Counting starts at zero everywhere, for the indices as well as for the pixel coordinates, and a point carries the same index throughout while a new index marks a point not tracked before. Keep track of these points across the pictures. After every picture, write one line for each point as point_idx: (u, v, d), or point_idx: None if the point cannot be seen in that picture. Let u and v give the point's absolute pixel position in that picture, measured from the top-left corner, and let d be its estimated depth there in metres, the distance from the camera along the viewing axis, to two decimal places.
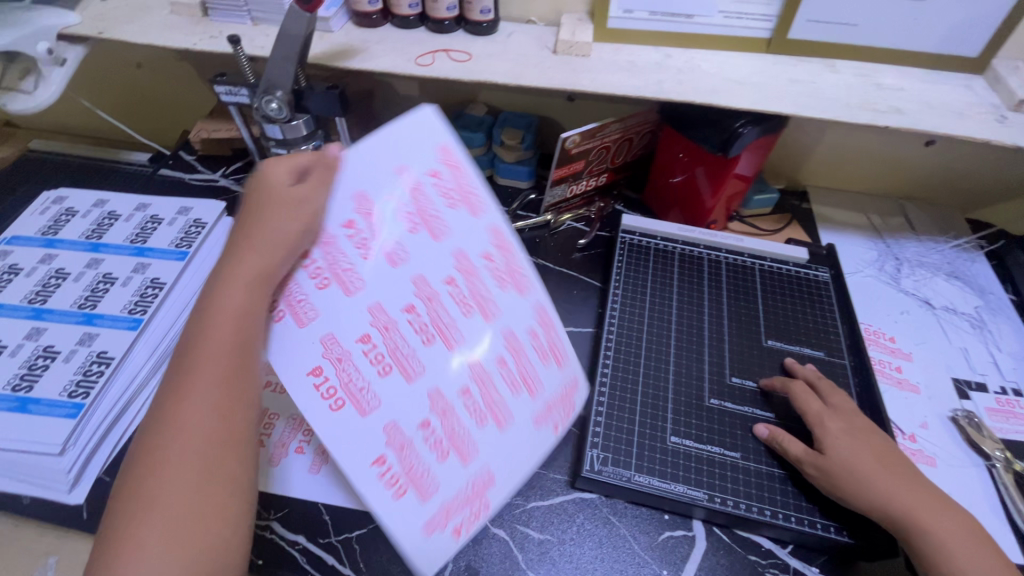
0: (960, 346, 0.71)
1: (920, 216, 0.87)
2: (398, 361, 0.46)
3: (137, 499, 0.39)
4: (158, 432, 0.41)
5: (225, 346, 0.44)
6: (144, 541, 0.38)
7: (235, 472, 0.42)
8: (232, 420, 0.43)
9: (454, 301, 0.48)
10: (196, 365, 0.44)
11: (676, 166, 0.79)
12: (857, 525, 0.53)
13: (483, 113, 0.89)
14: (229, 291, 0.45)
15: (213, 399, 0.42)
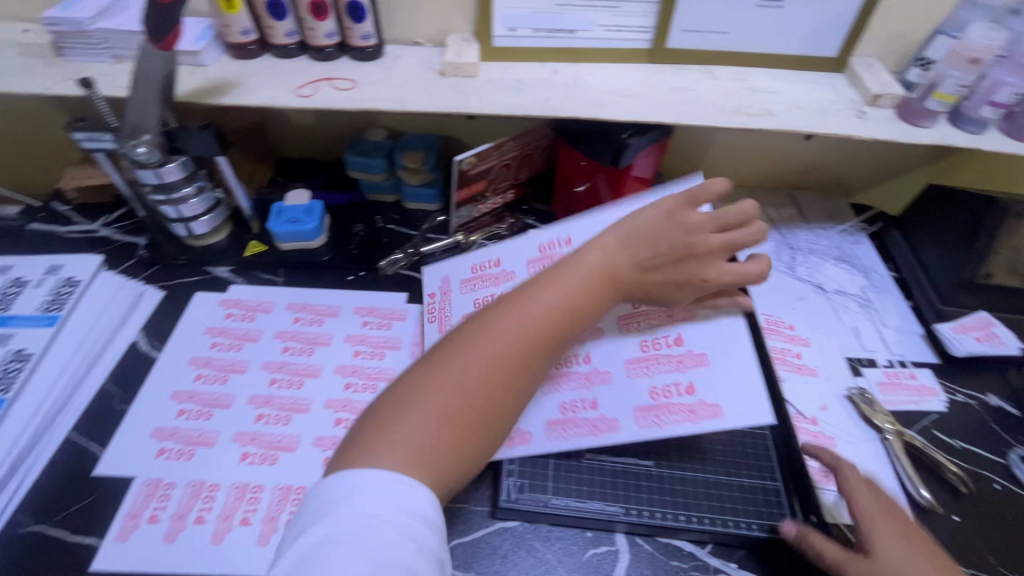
0: (850, 325, 0.76)
1: (810, 204, 0.93)
2: (564, 420, 0.58)
3: (395, 407, 0.44)
4: (446, 354, 0.47)
5: (564, 298, 0.51)
6: (396, 439, 0.42)
7: (495, 402, 0.46)
8: (525, 357, 0.48)
9: (590, 405, 0.59)
10: (514, 308, 0.49)
11: (577, 177, 0.80)
12: (764, 515, 0.55)
13: (383, 137, 0.87)
14: (591, 269, 0.54)
15: (544, 330, 0.49)
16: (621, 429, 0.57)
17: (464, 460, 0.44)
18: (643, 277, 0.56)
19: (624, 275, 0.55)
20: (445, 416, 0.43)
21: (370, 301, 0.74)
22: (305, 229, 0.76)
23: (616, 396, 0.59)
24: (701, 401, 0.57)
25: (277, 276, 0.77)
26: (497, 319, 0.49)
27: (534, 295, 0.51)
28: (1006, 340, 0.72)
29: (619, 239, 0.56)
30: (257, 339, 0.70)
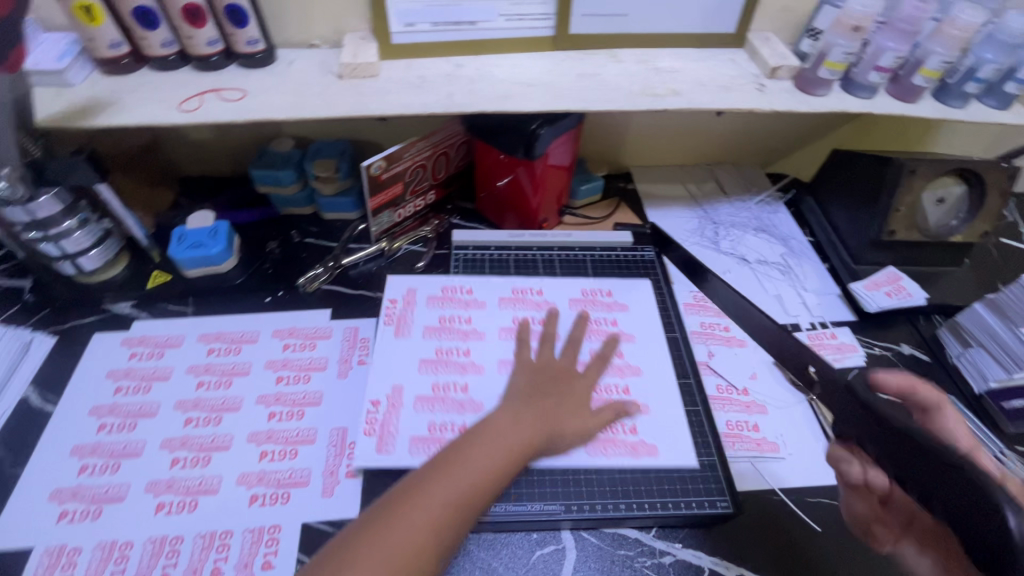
0: (774, 293, 0.79)
1: (729, 178, 0.96)
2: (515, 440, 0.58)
3: (334, 570, 0.41)
4: (389, 507, 0.45)
5: (504, 447, 0.51)
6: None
7: (430, 567, 0.44)
8: (467, 513, 0.47)
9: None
10: (454, 460, 0.49)
11: (496, 172, 0.78)
12: (701, 490, 0.56)
13: (291, 147, 0.82)
14: (524, 418, 0.54)
15: (478, 485, 0.48)
16: (573, 455, 0.57)
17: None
18: (555, 401, 0.57)
19: (549, 420, 0.55)
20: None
21: (290, 321, 0.70)
22: (210, 253, 0.71)
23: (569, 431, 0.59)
24: (642, 439, 0.59)
25: (187, 306, 0.71)
26: (437, 472, 0.48)
27: (471, 446, 0.51)
28: (913, 291, 0.75)
29: (548, 357, 0.62)
30: (167, 378, 0.64)
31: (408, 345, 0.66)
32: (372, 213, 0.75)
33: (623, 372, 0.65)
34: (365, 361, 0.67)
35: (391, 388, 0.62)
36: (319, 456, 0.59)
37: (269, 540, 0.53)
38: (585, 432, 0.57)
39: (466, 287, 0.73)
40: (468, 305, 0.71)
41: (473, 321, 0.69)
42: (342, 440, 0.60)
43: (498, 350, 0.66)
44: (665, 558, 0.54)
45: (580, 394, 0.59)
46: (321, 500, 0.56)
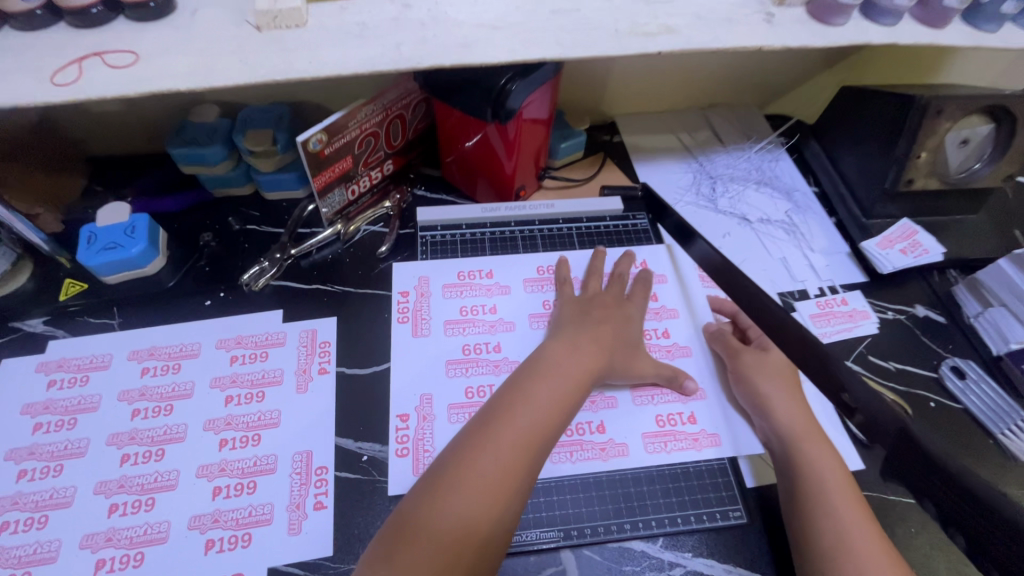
0: (779, 256, 0.71)
1: (724, 123, 0.86)
2: (570, 443, 0.54)
3: (409, 531, 0.43)
4: (456, 460, 0.46)
5: (559, 397, 0.50)
6: (419, 546, 0.42)
7: (504, 511, 0.44)
8: (531, 465, 0.47)
9: (598, 428, 0.55)
10: (513, 411, 0.49)
11: (462, 134, 0.67)
12: (710, 499, 0.52)
13: (216, 115, 0.69)
14: (580, 355, 0.54)
15: (536, 437, 0.48)
16: (630, 454, 0.54)
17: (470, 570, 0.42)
18: (609, 331, 0.57)
19: (607, 356, 0.55)
20: (458, 531, 0.43)
21: (236, 329, 0.61)
22: (130, 256, 0.60)
23: (623, 424, 0.55)
24: (704, 428, 0.56)
25: (113, 318, 0.61)
26: (495, 425, 0.48)
27: (530, 395, 0.50)
28: (929, 247, 0.68)
29: (590, 301, 0.61)
30: (96, 408, 0.55)
31: (431, 346, 0.60)
32: (319, 194, 0.64)
33: (672, 353, 0.61)
34: (326, 371, 0.59)
35: (420, 398, 0.57)
36: (282, 488, 0.52)
37: None
38: (634, 378, 0.56)
39: (483, 270, 0.66)
40: (489, 293, 0.65)
41: (499, 311, 0.63)
42: (307, 468, 0.53)
43: (530, 342, 0.61)
44: (674, 571, 0.49)
45: (634, 335, 0.59)
46: (287, 540, 0.49)
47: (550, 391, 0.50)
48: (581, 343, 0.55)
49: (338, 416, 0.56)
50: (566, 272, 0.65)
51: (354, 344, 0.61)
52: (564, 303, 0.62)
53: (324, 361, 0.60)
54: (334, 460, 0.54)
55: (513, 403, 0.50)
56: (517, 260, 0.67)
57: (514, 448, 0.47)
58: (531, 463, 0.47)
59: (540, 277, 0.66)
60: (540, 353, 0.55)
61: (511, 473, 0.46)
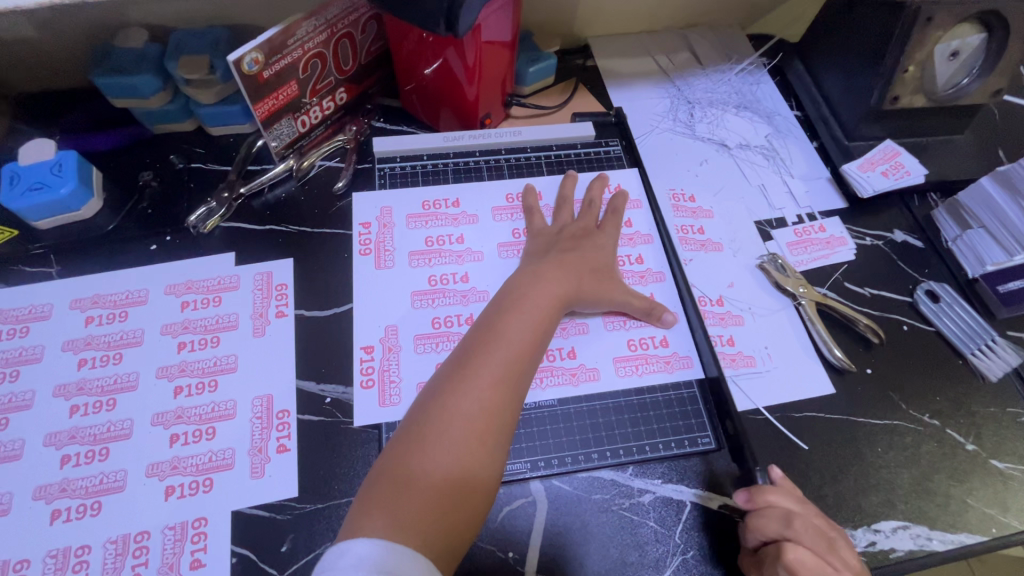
0: (758, 183, 0.69)
1: (704, 43, 0.80)
2: (540, 369, 0.53)
3: (394, 485, 0.40)
4: (438, 405, 0.43)
5: (533, 327, 0.48)
6: (401, 500, 0.39)
7: (492, 454, 0.42)
8: (515, 398, 0.45)
9: (568, 354, 0.54)
10: (490, 344, 0.46)
11: (420, 58, 0.61)
12: (676, 427, 0.52)
13: (146, 40, 0.62)
14: (546, 281, 0.51)
15: (516, 371, 0.45)
16: (601, 378, 0.53)
17: (470, 509, 0.40)
18: (577, 259, 0.55)
19: (575, 280, 0.53)
20: (453, 472, 0.40)
21: (185, 273, 0.58)
22: (59, 197, 0.56)
23: (594, 349, 0.54)
24: (676, 351, 0.55)
25: (51, 266, 0.57)
26: (469, 366, 0.45)
27: (504, 328, 0.47)
28: (912, 169, 0.66)
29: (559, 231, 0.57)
30: (39, 359, 0.52)
31: (395, 279, 0.58)
32: (264, 124, 0.58)
33: (646, 280, 0.59)
34: (285, 314, 0.56)
35: (384, 329, 0.55)
36: (242, 433, 0.50)
37: (195, 536, 0.46)
38: (605, 305, 0.54)
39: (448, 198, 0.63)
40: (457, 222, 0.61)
41: (467, 240, 0.60)
42: (268, 412, 0.51)
43: (499, 271, 0.58)
44: (644, 497, 0.49)
45: (606, 260, 0.56)
46: (250, 483, 0.48)
47: (525, 327, 0.48)
48: (550, 277, 0.52)
49: (299, 359, 0.54)
50: (534, 201, 0.62)
51: (314, 283, 0.58)
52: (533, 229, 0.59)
53: (282, 303, 0.57)
54: (295, 403, 0.52)
55: (486, 339, 0.47)
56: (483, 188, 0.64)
57: (495, 387, 0.44)
58: (513, 402, 0.44)
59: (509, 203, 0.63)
60: (510, 284, 0.52)
61: (494, 414, 0.43)
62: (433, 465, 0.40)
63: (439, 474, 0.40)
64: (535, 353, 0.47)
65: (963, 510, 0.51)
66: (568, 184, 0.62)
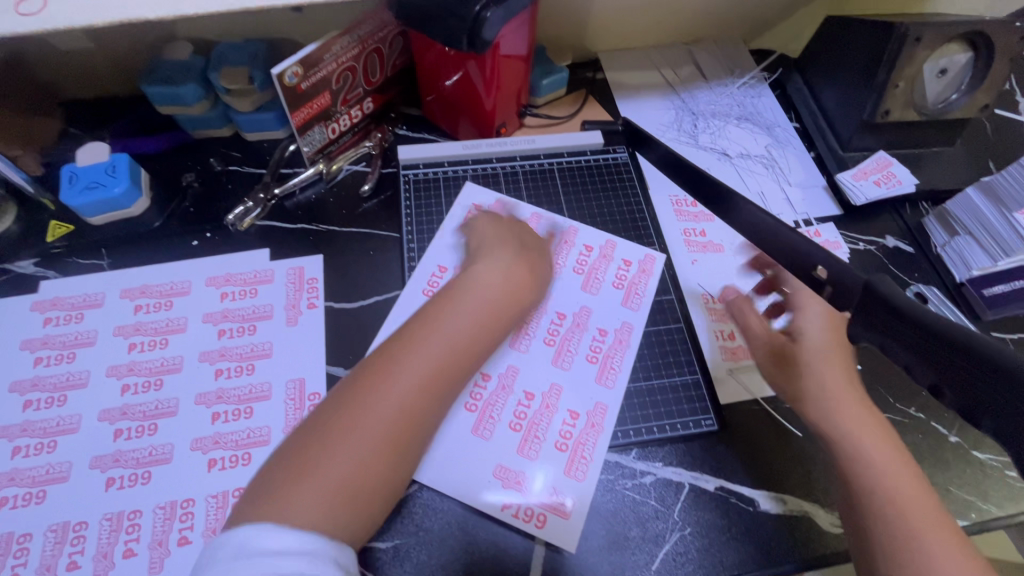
0: (757, 190, 0.73)
1: (707, 58, 0.85)
2: (563, 362, 0.57)
3: (294, 476, 0.39)
4: (350, 399, 0.43)
5: (462, 333, 0.48)
6: (302, 493, 0.38)
7: (393, 455, 0.42)
8: (432, 402, 0.45)
9: (606, 336, 0.60)
10: (414, 345, 0.46)
11: (442, 70, 0.66)
12: (680, 412, 0.56)
13: (190, 53, 0.67)
14: (492, 289, 0.52)
15: (437, 375, 0.45)
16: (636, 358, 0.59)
17: (375, 495, 0.41)
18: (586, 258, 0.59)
19: None
20: (361, 466, 0.40)
21: (225, 266, 0.62)
22: (114, 195, 0.61)
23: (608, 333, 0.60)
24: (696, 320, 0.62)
25: (103, 258, 0.62)
26: (384, 366, 0.44)
27: (435, 331, 0.47)
28: (903, 179, 0.70)
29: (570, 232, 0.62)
30: (92, 342, 0.57)
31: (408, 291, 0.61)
32: (299, 131, 0.63)
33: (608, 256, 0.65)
34: (315, 305, 0.61)
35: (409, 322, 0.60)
36: (277, 413, 0.55)
37: (235, 504, 0.50)
38: None
39: (471, 206, 0.67)
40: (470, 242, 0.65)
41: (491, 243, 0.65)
42: (301, 394, 0.56)
43: None
44: (645, 479, 0.53)
45: None
46: None
47: (456, 334, 0.48)
48: (492, 283, 0.53)
49: (329, 347, 0.59)
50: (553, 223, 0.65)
51: (344, 278, 0.63)
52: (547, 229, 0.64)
53: (313, 296, 0.62)
54: (325, 386, 0.57)
55: (414, 341, 0.46)
56: (494, 201, 0.67)
57: (414, 390, 0.44)
58: (430, 403, 0.44)
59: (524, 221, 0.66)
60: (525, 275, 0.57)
61: (406, 416, 0.43)
62: (335, 458, 0.40)
63: (341, 469, 0.40)
64: (461, 358, 0.48)
65: (945, 496, 0.55)
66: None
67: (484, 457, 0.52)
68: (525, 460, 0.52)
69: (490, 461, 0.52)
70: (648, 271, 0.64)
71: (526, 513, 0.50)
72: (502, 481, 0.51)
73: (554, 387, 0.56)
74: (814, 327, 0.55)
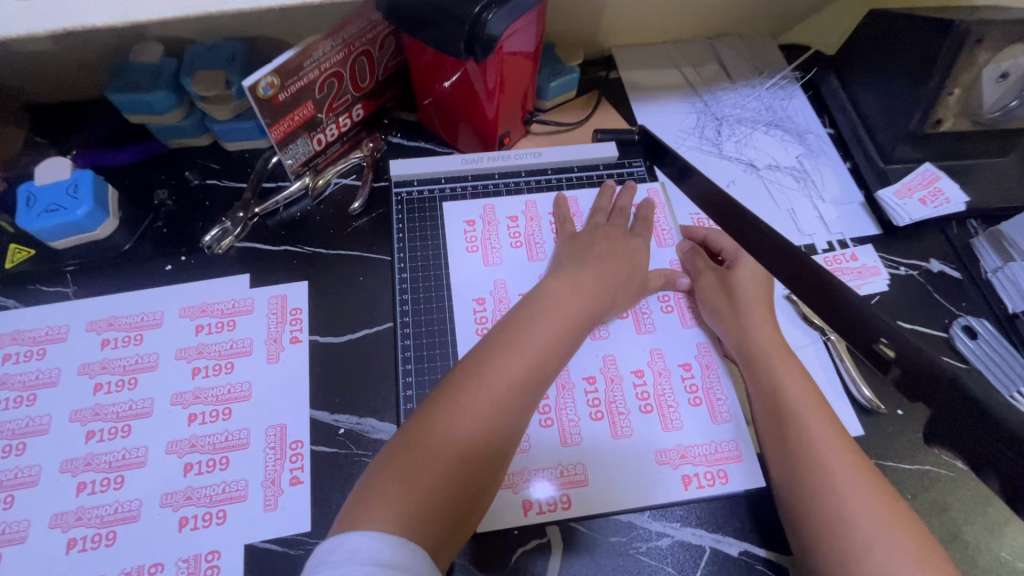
0: (787, 207, 0.66)
1: (733, 55, 0.77)
2: (572, 404, 0.52)
3: (394, 476, 0.39)
4: (447, 398, 0.42)
5: (554, 333, 0.47)
6: (399, 491, 0.38)
7: (491, 456, 0.41)
8: (527, 403, 0.44)
9: (648, 326, 0.57)
10: (508, 345, 0.45)
11: (439, 73, 0.59)
12: (703, 468, 0.51)
13: (161, 54, 0.61)
14: (579, 292, 0.50)
15: (532, 376, 0.44)
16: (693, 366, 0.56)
17: (471, 497, 0.40)
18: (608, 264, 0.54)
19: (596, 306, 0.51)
20: (450, 466, 0.39)
21: (199, 295, 0.57)
22: (76, 219, 0.55)
23: (629, 350, 0.56)
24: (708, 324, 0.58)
25: (67, 286, 0.57)
26: (481, 364, 0.44)
27: (527, 331, 0.46)
28: (952, 196, 0.63)
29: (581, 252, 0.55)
30: (55, 383, 0.52)
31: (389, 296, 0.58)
32: (279, 145, 0.57)
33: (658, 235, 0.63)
34: (299, 340, 0.55)
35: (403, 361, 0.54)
36: (255, 463, 0.50)
37: (208, 569, 0.46)
38: None
39: (464, 224, 0.62)
40: (488, 263, 0.60)
41: (500, 259, 0.60)
42: (281, 442, 0.51)
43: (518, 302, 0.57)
44: (661, 541, 0.48)
45: (628, 293, 0.54)
46: (263, 516, 0.48)
47: (545, 333, 0.46)
48: (577, 282, 0.51)
49: (314, 388, 0.53)
50: (565, 210, 0.62)
51: (330, 309, 0.57)
52: (555, 254, 0.57)
53: (296, 329, 0.56)
54: (308, 433, 0.51)
55: (504, 339, 0.46)
56: (481, 211, 0.63)
57: (510, 389, 0.43)
58: (524, 403, 0.44)
59: (506, 225, 0.62)
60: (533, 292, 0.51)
61: (502, 417, 0.42)
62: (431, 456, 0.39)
63: (441, 468, 0.39)
64: (553, 359, 0.46)
65: (995, 564, 0.49)
66: (604, 196, 0.62)
67: (593, 455, 0.51)
68: (672, 434, 0.52)
69: (610, 458, 0.50)
70: (659, 204, 0.65)
71: (708, 478, 0.50)
72: (625, 474, 0.50)
73: (594, 401, 0.53)
74: (746, 271, 0.57)
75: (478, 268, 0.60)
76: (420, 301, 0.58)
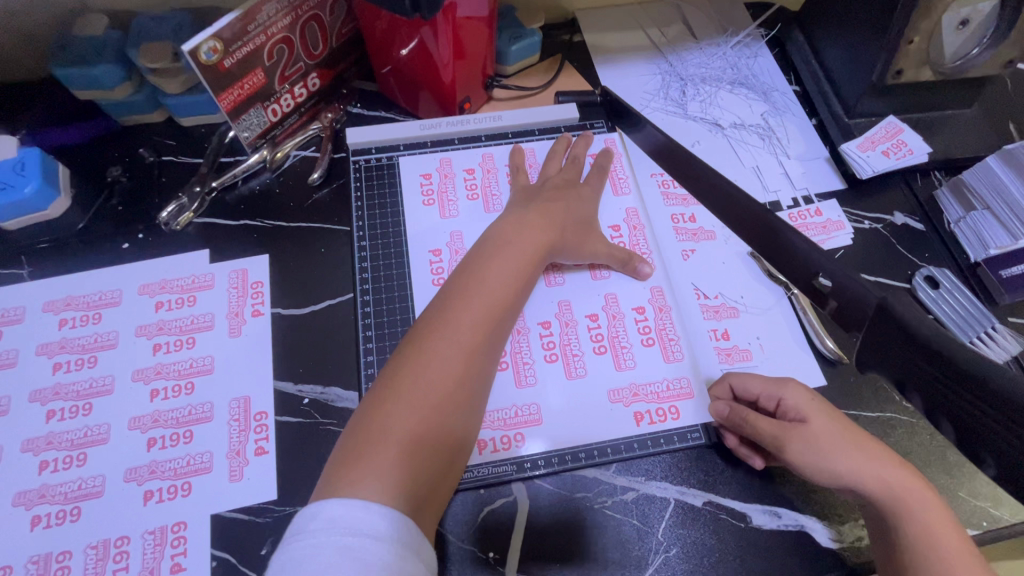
0: (752, 165, 0.66)
1: (698, 15, 0.76)
2: (533, 364, 0.53)
3: (373, 435, 0.38)
4: (414, 349, 0.41)
5: (513, 275, 0.47)
6: (381, 450, 0.37)
7: (465, 398, 0.41)
8: (492, 343, 0.44)
9: (600, 273, 0.57)
10: (469, 290, 0.45)
11: (394, 39, 0.57)
12: (666, 423, 0.51)
13: (106, 27, 0.59)
14: (526, 229, 0.50)
15: (495, 317, 0.44)
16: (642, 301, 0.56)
17: (453, 442, 0.40)
18: (559, 209, 0.54)
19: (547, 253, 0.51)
20: (427, 417, 0.39)
21: (158, 272, 0.56)
22: (22, 197, 0.55)
23: (583, 299, 0.56)
24: (663, 273, 0.58)
25: (22, 268, 0.56)
26: (444, 312, 0.43)
27: (486, 273, 0.46)
28: (914, 147, 0.62)
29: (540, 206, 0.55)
30: (13, 364, 0.51)
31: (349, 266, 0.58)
32: (230, 116, 0.56)
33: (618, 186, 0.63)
34: (260, 313, 0.55)
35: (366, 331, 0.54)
36: (219, 436, 0.50)
37: (175, 540, 0.46)
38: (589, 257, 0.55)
39: (421, 176, 0.62)
40: (444, 215, 0.60)
41: (458, 216, 0.60)
42: (245, 414, 0.51)
43: None
44: (626, 495, 0.49)
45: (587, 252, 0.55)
46: (229, 486, 0.48)
47: (504, 274, 0.46)
48: (533, 228, 0.51)
49: (277, 360, 0.53)
50: (520, 160, 0.62)
51: (291, 280, 0.57)
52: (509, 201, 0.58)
53: (256, 302, 0.56)
54: (271, 404, 0.51)
55: (464, 284, 0.45)
56: (438, 164, 0.63)
57: (474, 331, 0.43)
58: (489, 345, 0.44)
59: (462, 176, 0.62)
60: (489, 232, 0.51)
61: (472, 359, 0.42)
62: (408, 409, 0.39)
63: (418, 419, 0.39)
64: (514, 299, 0.46)
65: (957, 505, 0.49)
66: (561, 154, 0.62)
67: (547, 399, 0.51)
68: (625, 373, 0.53)
69: (568, 400, 0.51)
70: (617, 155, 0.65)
71: (660, 414, 0.51)
72: (578, 413, 0.51)
73: (546, 343, 0.54)
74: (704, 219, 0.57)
75: (433, 220, 0.60)
76: (379, 265, 0.58)
